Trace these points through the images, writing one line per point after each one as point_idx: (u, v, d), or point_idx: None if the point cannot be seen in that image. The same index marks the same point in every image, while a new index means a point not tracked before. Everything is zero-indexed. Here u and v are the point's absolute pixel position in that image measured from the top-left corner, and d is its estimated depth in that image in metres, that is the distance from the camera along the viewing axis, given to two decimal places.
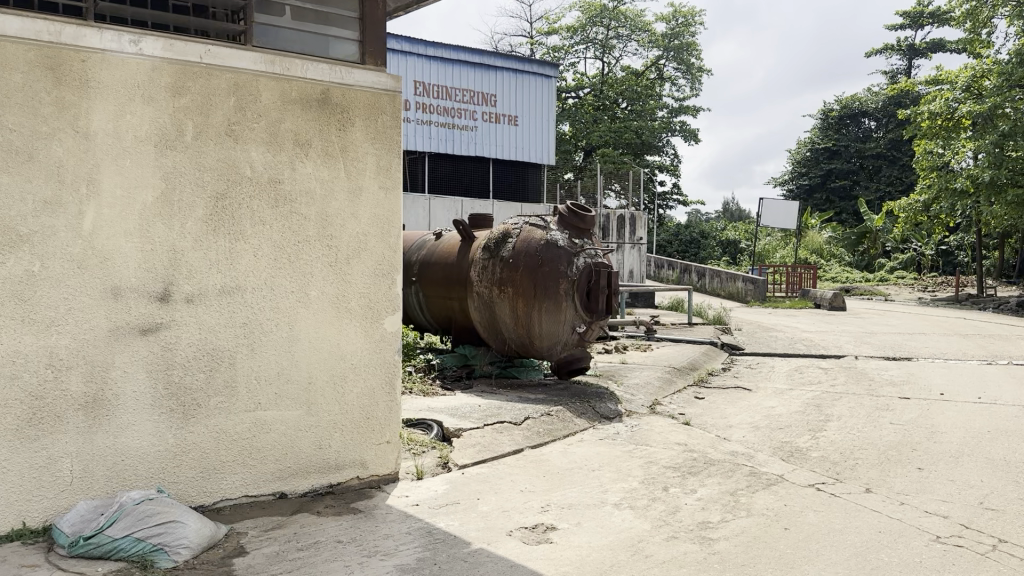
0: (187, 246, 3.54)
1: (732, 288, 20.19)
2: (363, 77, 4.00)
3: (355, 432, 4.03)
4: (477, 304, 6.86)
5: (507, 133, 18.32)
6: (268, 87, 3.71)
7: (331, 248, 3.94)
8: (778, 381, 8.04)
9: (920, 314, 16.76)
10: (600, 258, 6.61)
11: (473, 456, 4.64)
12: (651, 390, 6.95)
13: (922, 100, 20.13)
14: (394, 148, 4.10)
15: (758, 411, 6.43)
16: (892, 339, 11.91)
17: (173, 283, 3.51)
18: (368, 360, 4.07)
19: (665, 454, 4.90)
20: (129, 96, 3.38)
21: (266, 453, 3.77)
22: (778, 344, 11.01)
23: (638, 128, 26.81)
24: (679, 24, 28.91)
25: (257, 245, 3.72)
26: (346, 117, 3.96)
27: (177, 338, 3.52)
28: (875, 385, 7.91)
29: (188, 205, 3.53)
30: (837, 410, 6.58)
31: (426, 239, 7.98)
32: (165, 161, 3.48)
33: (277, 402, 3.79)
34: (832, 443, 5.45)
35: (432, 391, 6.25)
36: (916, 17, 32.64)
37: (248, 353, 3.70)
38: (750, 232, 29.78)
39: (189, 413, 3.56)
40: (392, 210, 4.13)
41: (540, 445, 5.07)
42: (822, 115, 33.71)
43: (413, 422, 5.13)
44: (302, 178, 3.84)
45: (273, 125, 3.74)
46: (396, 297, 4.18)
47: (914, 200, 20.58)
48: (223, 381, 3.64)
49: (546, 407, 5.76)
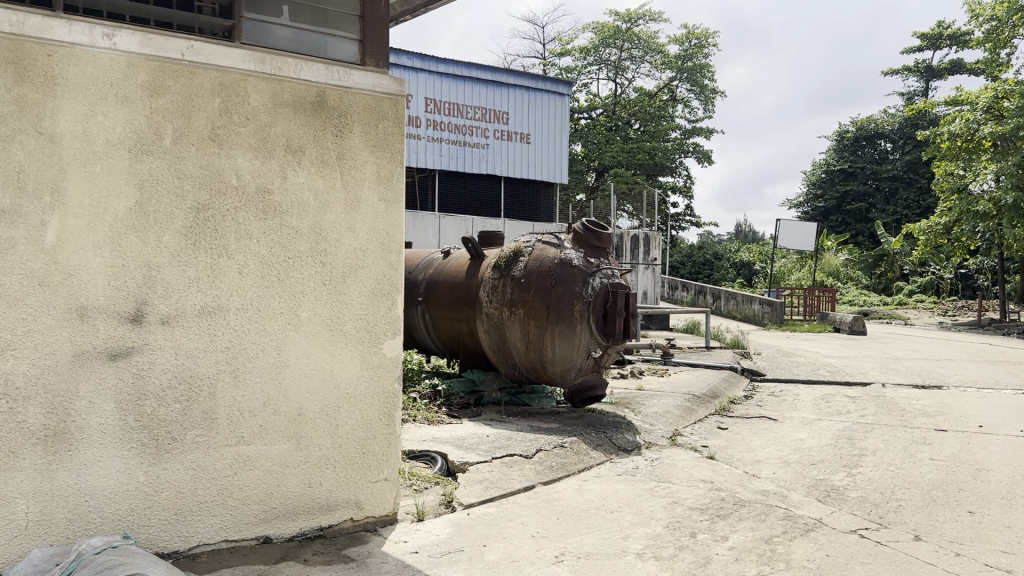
0: (162, 261, 3.18)
1: (749, 311, 19.72)
2: (363, 79, 3.66)
3: (348, 468, 3.66)
4: (484, 326, 6.48)
5: (519, 151, 18.03)
6: (256, 89, 3.37)
7: (326, 265, 3.58)
8: (804, 411, 7.60)
9: (943, 339, 16.27)
10: (617, 279, 6.23)
11: (480, 495, 4.24)
12: (671, 419, 6.53)
13: (942, 120, 19.71)
14: (395, 158, 3.75)
15: (788, 445, 5.99)
16: (920, 366, 11.40)
17: (146, 302, 3.15)
18: (365, 390, 3.70)
19: (690, 493, 4.49)
20: (100, 95, 3.04)
21: (251, 493, 3.39)
22: (801, 370, 10.55)
23: (651, 149, 26.50)
24: (692, 45, 28.73)
25: (243, 260, 3.36)
26: (343, 122, 3.61)
27: (150, 364, 3.16)
28: (907, 415, 7.45)
29: (165, 215, 3.18)
30: (871, 444, 6.14)
31: (433, 258, 7.63)
32: (140, 167, 3.13)
33: (263, 436, 3.42)
34: (870, 481, 5.01)
35: (436, 419, 5.85)
36: (934, 39, 32.29)
37: (230, 382, 3.33)
38: (764, 255, 29.28)
39: (162, 450, 3.19)
40: (393, 223, 3.76)
41: (553, 481, 4.67)
42: (838, 137, 33.27)
43: (415, 454, 4.76)
44: (294, 188, 3.48)
45: (262, 130, 3.39)
46: (397, 319, 3.80)
47: (934, 222, 20.05)
48: (202, 413, 3.27)
49: (558, 437, 5.35)
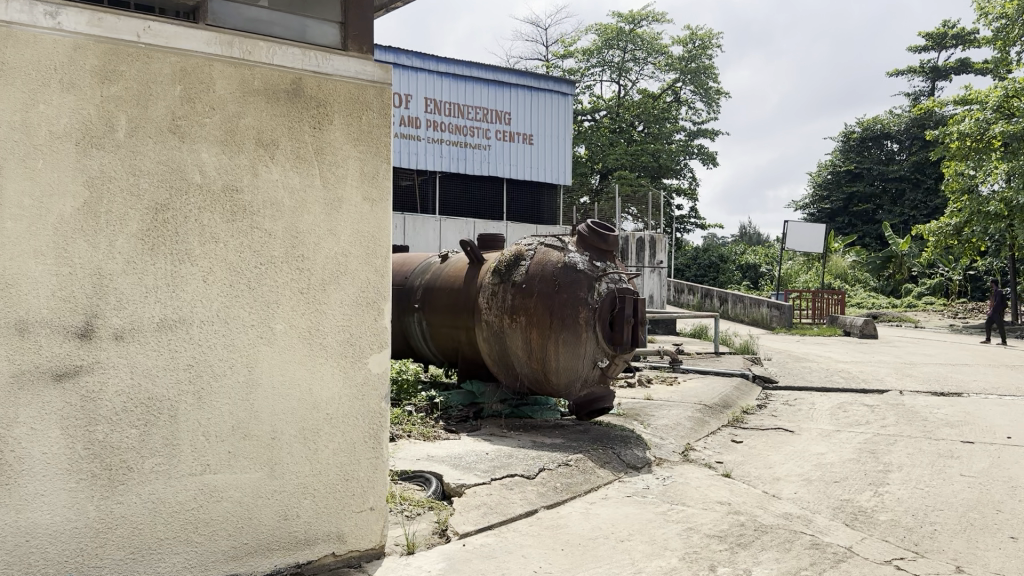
0: (115, 268, 2.82)
1: (756, 315, 19.33)
2: (345, 65, 3.30)
3: (330, 497, 3.29)
4: (484, 335, 6.12)
5: (521, 152, 17.67)
6: (223, 75, 3.02)
7: (303, 273, 3.22)
8: (821, 421, 7.21)
9: (956, 342, 15.87)
10: (625, 283, 5.86)
11: (479, 522, 3.87)
12: (682, 432, 6.15)
13: (951, 120, 19.28)
14: (380, 152, 3.40)
15: (808, 460, 5.61)
16: (936, 371, 11.00)
17: (97, 315, 2.79)
18: (346, 411, 3.33)
19: (706, 518, 4.11)
20: (42, 81, 2.69)
21: (219, 527, 3.03)
22: (815, 377, 10.16)
23: (654, 151, 26.15)
24: (696, 46, 28.32)
25: (207, 267, 3.00)
26: (322, 112, 3.25)
27: (102, 386, 2.80)
28: (930, 426, 7.06)
29: (119, 216, 2.83)
30: (896, 458, 5.75)
31: (430, 262, 7.26)
32: (90, 164, 2.78)
33: (231, 463, 3.06)
34: (899, 502, 4.62)
35: (433, 434, 5.49)
36: (940, 38, 31.91)
37: (194, 404, 2.97)
38: (771, 257, 28.84)
39: (115, 481, 2.83)
40: (379, 225, 3.41)
41: (557, 504, 4.30)
42: (844, 138, 32.89)
43: (409, 475, 4.42)
44: (266, 186, 3.12)
45: (230, 120, 3.04)
46: (384, 331, 3.44)
47: (943, 223, 19.57)
48: (162, 439, 2.91)
49: (562, 454, 4.98)
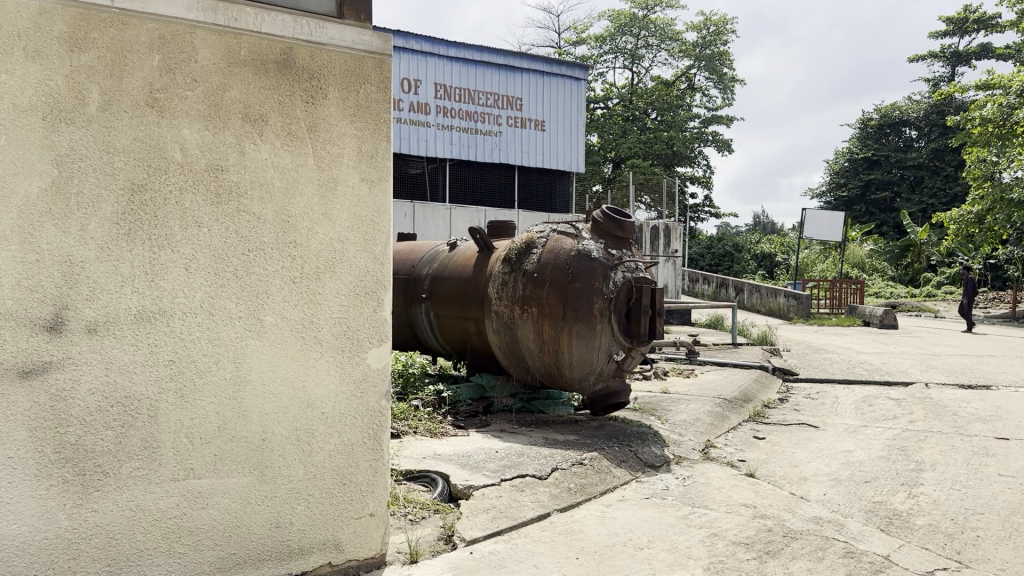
0: (87, 256, 2.57)
1: (774, 304, 18.98)
2: (340, 34, 3.03)
3: (325, 503, 3.05)
4: (494, 326, 5.85)
5: (533, 138, 17.36)
6: (206, 44, 2.76)
7: (295, 261, 2.96)
8: (846, 416, 6.91)
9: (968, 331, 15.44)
10: (642, 272, 5.58)
11: (487, 527, 3.62)
12: (702, 429, 5.87)
13: (973, 105, 18.74)
14: (379, 129, 3.14)
15: (835, 459, 5.33)
16: (962, 363, 10.65)
17: (68, 306, 2.53)
18: (344, 409, 3.08)
19: (731, 523, 3.84)
20: (4, 48, 2.43)
21: (205, 536, 2.78)
22: (837, 368, 9.84)
23: (669, 139, 25.78)
24: (710, 32, 27.81)
25: (190, 254, 2.74)
26: (317, 85, 2.99)
27: (74, 383, 2.54)
28: (961, 421, 6.76)
29: (92, 198, 2.58)
30: (929, 456, 5.46)
31: (438, 251, 7.01)
32: (58, 140, 2.52)
33: (218, 467, 2.81)
34: (936, 505, 4.34)
35: (441, 431, 5.24)
36: (960, 23, 31.25)
37: (176, 404, 2.72)
38: (787, 246, 28.41)
39: (90, 487, 2.58)
40: (378, 208, 3.15)
41: (571, 507, 4.04)
42: (861, 124, 32.36)
43: (414, 476, 4.18)
44: (254, 164, 2.86)
45: (214, 93, 2.78)
46: (384, 322, 3.19)
47: (965, 210, 19.11)
48: (140, 441, 2.66)
49: (576, 452, 4.72)
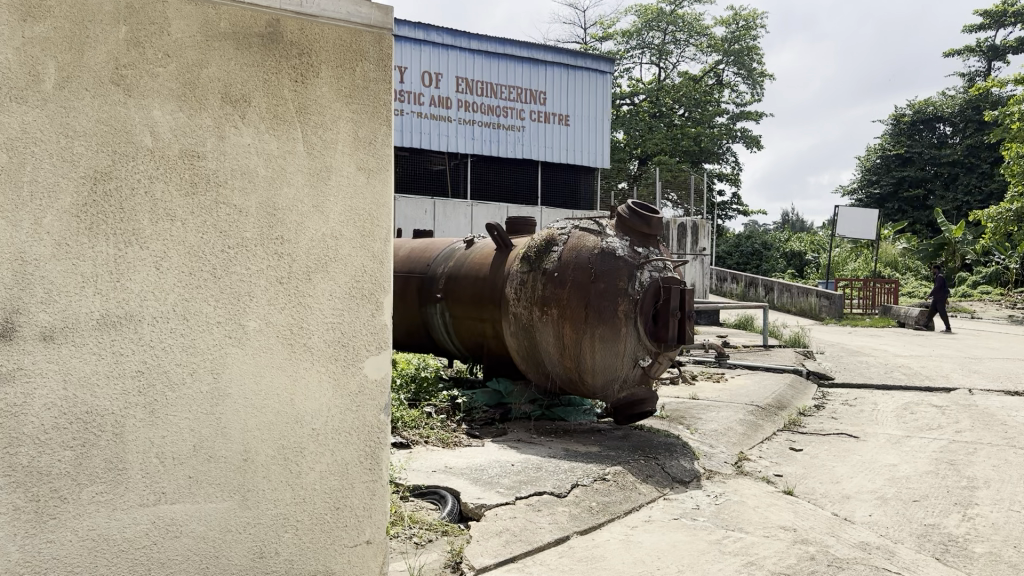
0: (42, 253, 2.26)
1: (804, 304, 18.45)
2: (334, 5, 2.70)
3: (317, 529, 2.73)
4: (512, 329, 5.52)
5: (558, 133, 16.98)
6: (180, 14, 2.45)
7: (282, 259, 2.65)
8: (888, 426, 6.48)
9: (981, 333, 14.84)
10: (670, 272, 5.21)
11: (500, 552, 3.29)
12: (733, 440, 5.49)
13: (1012, 100, 18.01)
14: (378, 112, 2.81)
15: (881, 474, 4.92)
16: (1006, 367, 10.11)
17: (19, 311, 2.23)
18: (338, 425, 2.76)
19: (768, 550, 3.47)
20: None
21: (178, 568, 2.48)
22: (874, 373, 9.37)
23: (695, 135, 25.24)
24: (740, 27, 27.18)
25: (161, 250, 2.43)
26: (307, 63, 2.66)
27: (28, 398, 2.24)
28: (1012, 432, 6.29)
29: (48, 187, 2.27)
30: (982, 472, 5.03)
31: (454, 248, 6.68)
32: (8, 121, 2.22)
33: (193, 492, 2.50)
34: (996, 530, 3.93)
35: (453, 441, 4.92)
36: (998, 16, 30.34)
37: (145, 420, 2.42)
38: (817, 244, 27.75)
39: (44, 515, 2.27)
40: (378, 201, 2.83)
41: (592, 529, 3.69)
42: (894, 120, 31.55)
43: (423, 491, 3.86)
44: (235, 150, 2.55)
45: (190, 69, 2.47)
46: (384, 328, 2.86)
47: (1003, 208, 18.39)
48: (104, 463, 2.36)
49: (598, 467, 4.37)
